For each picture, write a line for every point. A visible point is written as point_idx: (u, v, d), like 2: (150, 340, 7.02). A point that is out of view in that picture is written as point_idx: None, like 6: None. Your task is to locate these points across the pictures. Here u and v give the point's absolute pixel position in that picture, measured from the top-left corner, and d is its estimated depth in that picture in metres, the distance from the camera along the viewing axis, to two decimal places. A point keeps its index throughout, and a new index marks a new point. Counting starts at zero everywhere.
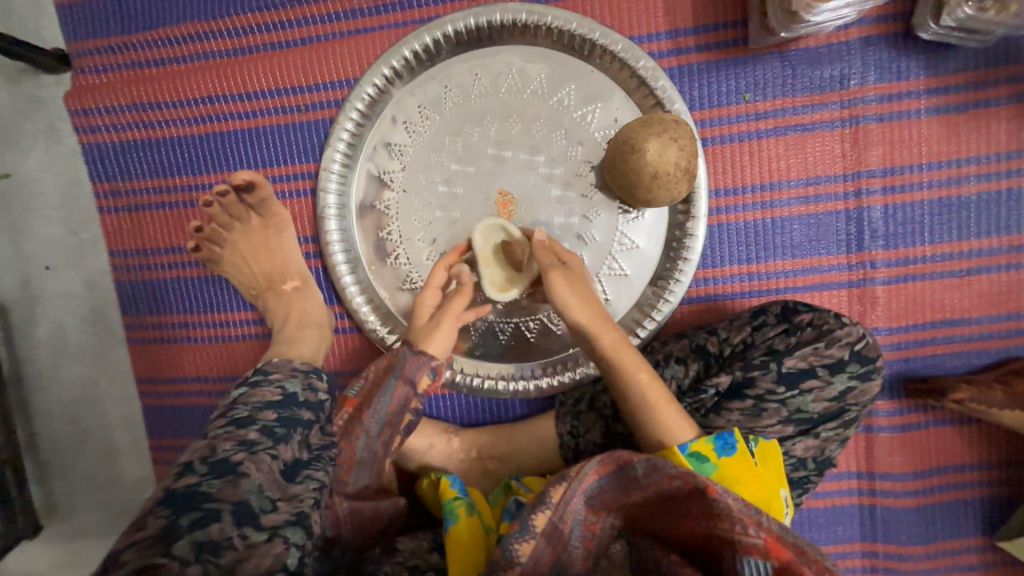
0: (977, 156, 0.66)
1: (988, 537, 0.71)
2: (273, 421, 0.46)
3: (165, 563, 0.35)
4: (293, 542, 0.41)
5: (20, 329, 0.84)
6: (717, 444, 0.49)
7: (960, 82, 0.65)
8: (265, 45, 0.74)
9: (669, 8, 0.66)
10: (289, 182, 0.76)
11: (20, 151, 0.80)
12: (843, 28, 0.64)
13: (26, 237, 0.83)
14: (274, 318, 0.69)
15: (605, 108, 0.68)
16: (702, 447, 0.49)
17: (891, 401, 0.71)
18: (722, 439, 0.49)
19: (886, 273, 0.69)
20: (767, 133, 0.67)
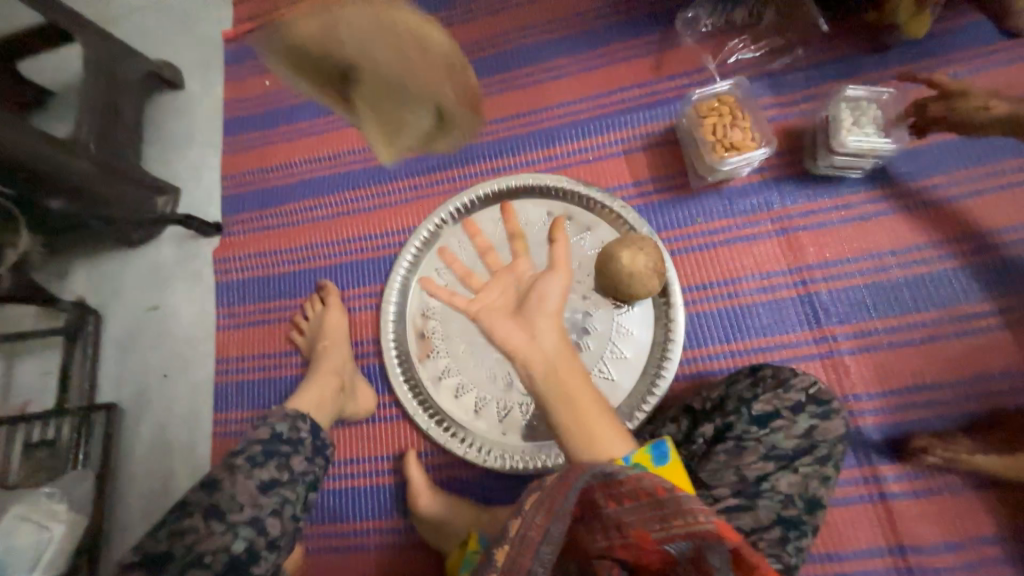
0: (894, 249, 0.84)
1: None
2: (258, 451, 0.69)
3: (159, 538, 0.61)
4: (241, 536, 0.63)
5: (129, 429, 1.03)
6: (652, 452, 0.58)
7: (859, 199, 0.86)
8: (353, 209, 1.06)
9: (632, 168, 0.96)
10: (362, 299, 1.00)
11: (172, 289, 1.11)
12: (761, 170, 0.90)
13: (156, 352, 1.07)
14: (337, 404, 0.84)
15: (594, 233, 0.93)
16: (642, 457, 0.57)
17: (895, 465, 0.75)
18: (657, 449, 0.59)
19: (849, 345, 0.81)
20: (720, 243, 0.89)
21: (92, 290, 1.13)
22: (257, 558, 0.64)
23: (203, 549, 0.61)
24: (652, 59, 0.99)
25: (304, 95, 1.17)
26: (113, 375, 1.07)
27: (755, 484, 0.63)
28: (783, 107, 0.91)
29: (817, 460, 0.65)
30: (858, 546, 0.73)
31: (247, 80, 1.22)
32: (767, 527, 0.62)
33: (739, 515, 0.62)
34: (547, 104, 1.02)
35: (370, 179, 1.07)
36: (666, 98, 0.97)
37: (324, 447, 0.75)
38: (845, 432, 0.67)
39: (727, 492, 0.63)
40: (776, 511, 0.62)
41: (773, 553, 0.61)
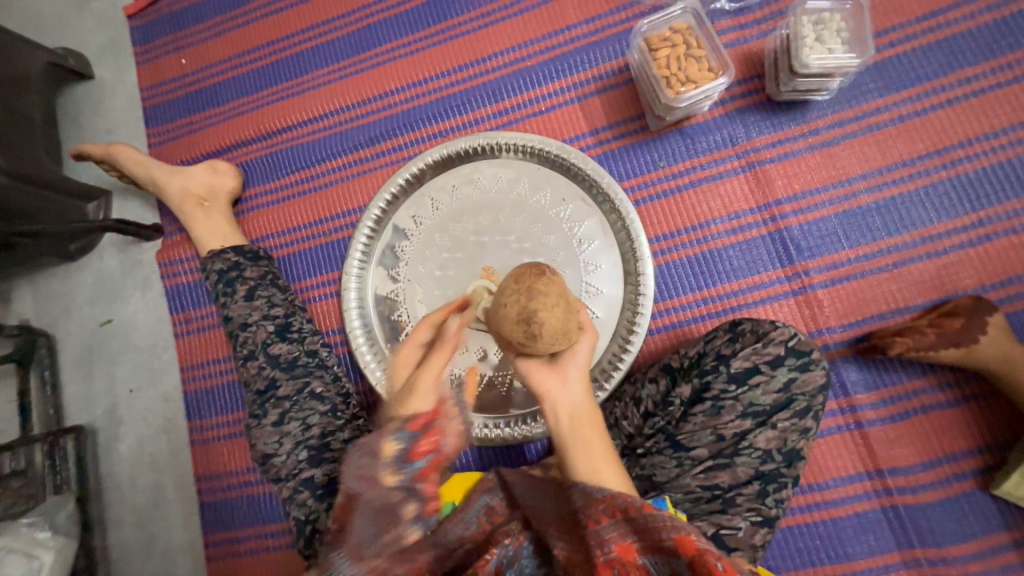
0: (863, 174, 0.80)
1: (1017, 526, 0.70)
2: (235, 280, 0.89)
3: (241, 355, 0.86)
4: (268, 316, 0.87)
5: (105, 448, 1.01)
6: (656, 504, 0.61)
7: (827, 123, 0.81)
8: (300, 192, 0.99)
9: (587, 115, 0.89)
10: (322, 288, 0.96)
11: (122, 301, 1.05)
12: (722, 102, 0.84)
13: (118, 367, 1.03)
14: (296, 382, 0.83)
15: (554, 192, 0.87)
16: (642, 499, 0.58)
17: (871, 393, 0.75)
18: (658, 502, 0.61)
19: (821, 278, 0.79)
20: (686, 187, 0.84)
21: (39, 312, 1.07)
22: (291, 326, 0.87)
23: (256, 343, 0.85)
24: None
25: (225, 71, 1.06)
26: (78, 396, 1.03)
27: (734, 443, 0.65)
28: (741, 29, 0.84)
29: (795, 414, 0.64)
30: (837, 474, 0.74)
31: (161, 61, 1.10)
32: (746, 483, 0.63)
33: (717, 474, 0.64)
34: (491, 52, 0.93)
35: (312, 157, 0.99)
36: (617, 33, 0.89)
37: (261, 254, 0.93)
38: (826, 381, 0.67)
39: (705, 452, 0.65)
40: (753, 468, 0.63)
41: (750, 508, 0.62)
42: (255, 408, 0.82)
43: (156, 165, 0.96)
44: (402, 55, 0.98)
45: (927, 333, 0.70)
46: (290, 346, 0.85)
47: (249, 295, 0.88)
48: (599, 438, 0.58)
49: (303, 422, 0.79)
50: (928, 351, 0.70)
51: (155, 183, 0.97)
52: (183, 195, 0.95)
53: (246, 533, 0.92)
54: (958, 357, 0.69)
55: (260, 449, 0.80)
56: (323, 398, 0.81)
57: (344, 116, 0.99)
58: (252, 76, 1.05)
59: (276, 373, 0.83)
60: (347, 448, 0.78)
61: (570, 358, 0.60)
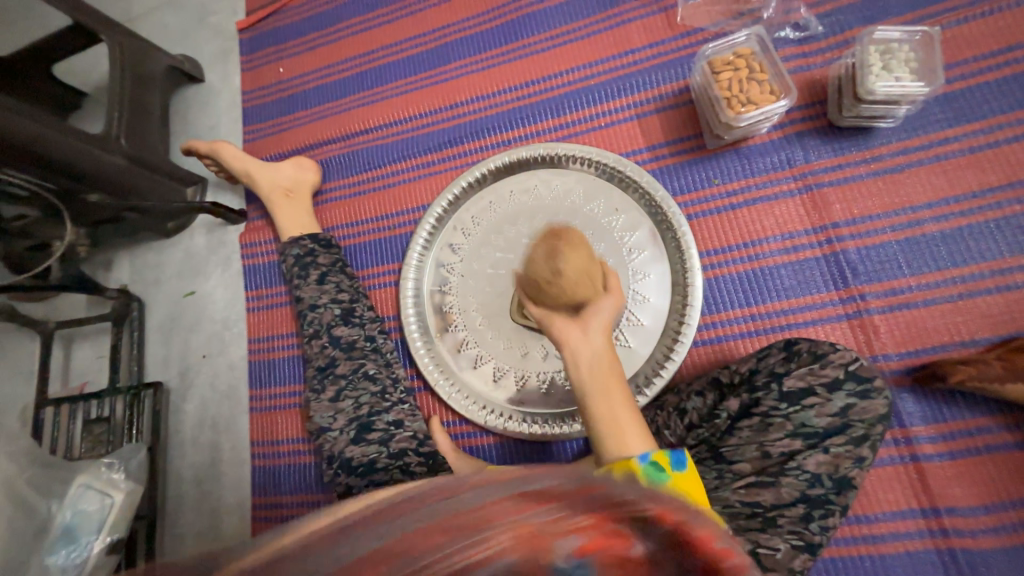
0: (928, 203, 0.79)
1: None
2: (310, 266, 0.98)
3: (308, 333, 0.93)
4: (336, 301, 0.94)
5: (175, 406, 1.11)
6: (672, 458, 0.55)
7: (891, 150, 0.81)
8: (371, 189, 1.08)
9: (645, 132, 0.93)
10: (381, 277, 1.03)
11: (205, 275, 1.17)
12: (782, 125, 0.86)
13: (195, 334, 1.14)
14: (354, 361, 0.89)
15: (608, 202, 0.91)
16: (658, 457, 0.55)
17: (929, 426, 0.72)
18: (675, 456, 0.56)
19: (877, 304, 0.78)
20: (741, 205, 0.86)
21: (134, 280, 1.20)
22: (354, 312, 0.94)
23: (323, 324, 0.92)
24: (664, 17, 0.95)
25: (316, 80, 1.19)
26: (157, 357, 1.15)
27: (781, 462, 0.64)
28: (805, 57, 0.87)
29: (850, 440, 0.63)
30: (887, 508, 0.71)
31: (262, 69, 1.25)
32: (789, 505, 0.61)
33: (760, 492, 0.62)
34: (556, 70, 1.00)
35: (385, 158, 1.09)
36: (680, 57, 0.94)
37: (334, 244, 1.02)
38: (887, 412, 0.65)
39: (749, 468, 0.64)
40: (800, 491, 0.62)
41: (793, 531, 0.60)
42: (314, 383, 0.89)
43: (250, 160, 1.08)
44: (475, 70, 1.06)
45: (990, 364, 0.68)
46: (353, 330, 0.92)
47: (322, 280, 0.96)
48: (618, 388, 0.61)
49: (355, 401, 0.86)
50: (989, 384, 0.68)
51: (248, 172, 1.08)
52: (270, 184, 1.06)
53: (290, 499, 0.98)
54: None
55: (315, 423, 0.86)
56: (375, 379, 0.88)
57: (417, 123, 1.08)
58: (339, 84, 1.17)
59: (337, 354, 0.90)
60: (390, 429, 0.83)
61: (594, 313, 0.64)
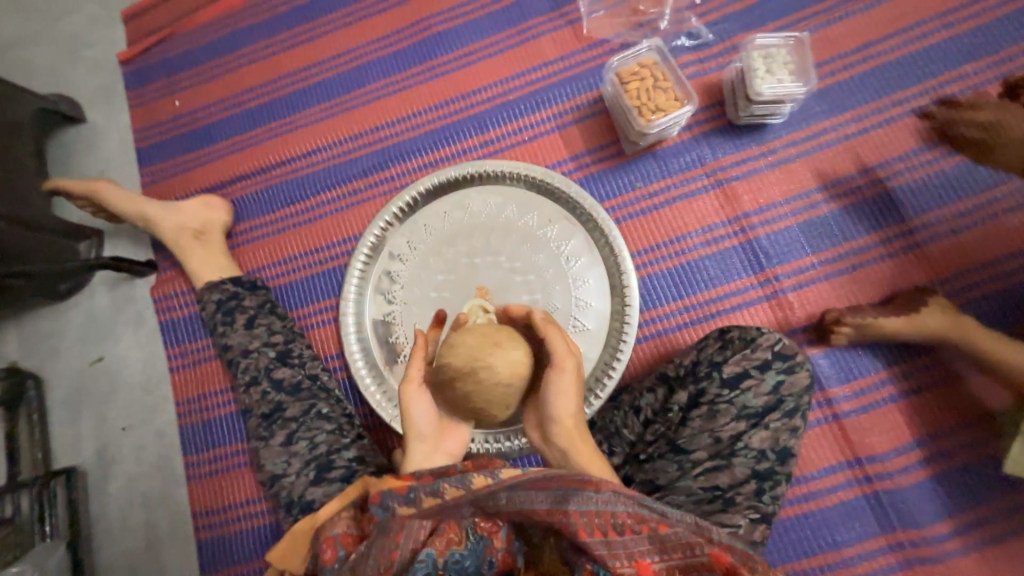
0: (819, 187, 0.88)
1: (986, 503, 0.76)
2: (236, 307, 0.91)
3: (242, 380, 0.87)
4: (269, 342, 0.88)
5: (95, 489, 0.98)
6: None
7: (784, 142, 0.90)
8: (296, 223, 1.03)
9: (568, 142, 0.96)
10: (319, 315, 0.98)
11: (114, 338, 1.05)
12: (690, 127, 0.92)
13: (110, 405, 1.02)
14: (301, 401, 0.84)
15: (540, 213, 0.93)
16: None
17: (844, 386, 0.81)
18: None
19: (789, 283, 0.86)
20: (663, 205, 0.91)
21: (26, 353, 1.05)
22: (292, 352, 0.89)
23: (258, 369, 0.86)
24: (571, 30, 0.99)
25: (220, 111, 1.11)
26: (67, 437, 1.01)
27: (730, 444, 0.68)
28: (701, 63, 0.94)
29: (786, 414, 0.69)
30: (820, 466, 0.79)
31: (155, 103, 1.14)
32: (743, 482, 0.66)
33: (717, 475, 0.67)
34: (474, 86, 1.01)
35: (307, 190, 1.03)
36: (590, 68, 0.97)
37: (259, 284, 0.95)
38: (811, 383, 0.72)
39: (703, 455, 0.68)
40: (750, 467, 0.67)
41: (750, 506, 0.65)
42: (260, 430, 0.83)
43: (150, 205, 0.98)
44: (391, 92, 1.04)
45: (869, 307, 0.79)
46: (294, 370, 0.87)
47: (250, 324, 0.90)
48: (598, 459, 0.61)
49: (310, 442, 0.81)
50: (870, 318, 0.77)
51: (149, 218, 0.98)
52: (178, 229, 0.98)
53: (247, 567, 0.91)
54: (902, 326, 0.76)
55: (268, 471, 0.80)
56: (329, 418, 0.83)
57: (338, 150, 1.04)
58: (247, 115, 1.09)
59: (278, 396, 0.84)
60: (354, 464, 0.79)
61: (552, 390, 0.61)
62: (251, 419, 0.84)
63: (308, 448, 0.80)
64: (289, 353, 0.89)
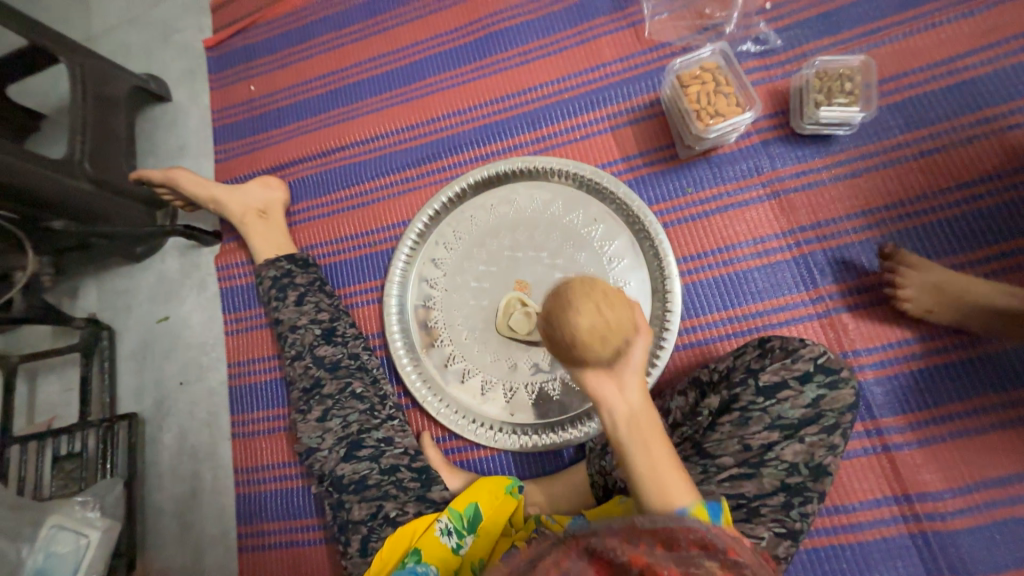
0: (886, 205, 0.84)
1: None
2: (284, 282, 0.96)
3: (289, 354, 0.92)
4: (312, 316, 0.92)
5: (151, 437, 1.07)
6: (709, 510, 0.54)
7: (850, 157, 0.86)
8: (350, 206, 1.08)
9: (620, 144, 0.95)
10: (364, 295, 1.03)
11: (179, 300, 1.13)
12: (749, 134, 0.89)
13: (170, 362, 1.10)
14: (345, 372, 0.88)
15: (586, 212, 0.93)
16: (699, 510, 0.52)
17: (899, 416, 0.76)
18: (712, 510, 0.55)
19: (844, 303, 0.82)
20: (713, 212, 0.89)
21: (102, 307, 1.16)
22: (335, 329, 0.92)
23: (302, 344, 0.91)
24: (632, 31, 0.98)
25: (289, 96, 1.18)
26: (130, 387, 1.10)
27: (760, 453, 0.66)
28: (766, 70, 0.91)
29: (825, 430, 0.66)
30: (864, 498, 0.75)
31: (232, 86, 1.23)
32: (770, 494, 0.64)
33: (743, 483, 0.64)
34: (530, 84, 1.02)
35: (363, 175, 1.08)
36: (649, 70, 0.97)
37: (309, 260, 1.00)
38: (855, 401, 0.69)
39: (731, 462, 0.66)
40: (779, 479, 0.65)
41: (775, 519, 0.63)
42: (300, 404, 0.87)
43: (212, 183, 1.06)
44: (450, 85, 1.07)
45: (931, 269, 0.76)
46: (334, 347, 0.90)
47: (300, 300, 0.94)
48: (658, 440, 0.56)
49: (343, 420, 0.84)
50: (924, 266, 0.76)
51: (216, 192, 1.06)
52: (242, 204, 1.05)
53: (277, 526, 0.96)
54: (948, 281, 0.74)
55: (303, 444, 0.84)
56: (363, 397, 0.86)
57: (394, 139, 1.08)
58: (313, 101, 1.16)
59: (318, 372, 0.88)
60: (382, 445, 0.82)
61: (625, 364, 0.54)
62: (294, 391, 0.89)
63: (342, 425, 0.83)
64: (332, 330, 0.93)
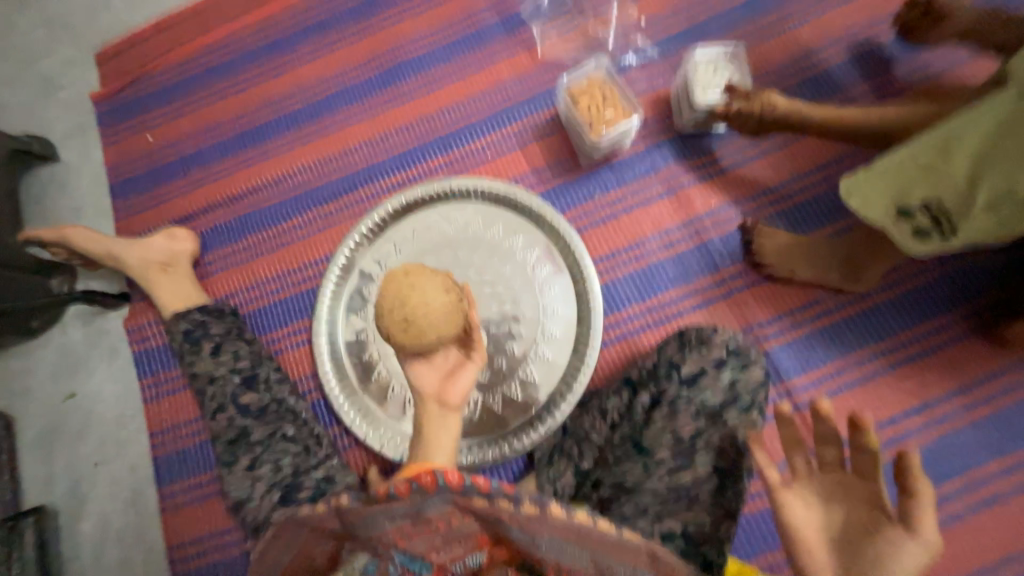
0: (766, 189, 0.93)
1: (943, 482, 0.79)
2: (200, 336, 0.91)
3: (208, 407, 0.86)
4: (233, 364, 0.89)
5: (67, 529, 0.97)
6: None
7: (732, 149, 0.95)
8: (269, 248, 1.04)
9: (529, 159, 1.00)
10: (293, 338, 0.99)
11: (86, 372, 1.04)
12: (642, 138, 0.97)
13: (81, 441, 1.01)
14: (278, 420, 0.85)
15: (504, 226, 0.96)
16: None
17: (804, 377, 0.84)
18: None
19: (746, 281, 0.89)
20: (620, 212, 0.95)
21: None
22: (260, 375, 0.89)
23: (222, 396, 0.86)
24: (526, 53, 1.04)
25: (192, 144, 1.14)
26: (37, 477, 1.00)
27: (691, 443, 0.71)
28: (650, 79, 0.99)
29: (742, 410, 0.72)
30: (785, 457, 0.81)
31: (127, 139, 1.17)
32: (705, 478, 0.69)
33: (680, 474, 0.70)
34: (437, 110, 1.05)
35: (279, 216, 1.06)
36: (546, 88, 1.03)
37: (225, 309, 0.96)
38: (766, 377, 0.75)
39: (667, 454, 0.71)
40: (712, 464, 0.69)
41: (712, 501, 0.68)
42: (225, 457, 0.82)
43: (110, 239, 1.00)
44: (358, 118, 1.08)
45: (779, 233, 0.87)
46: (257, 393, 0.87)
47: (216, 351, 0.90)
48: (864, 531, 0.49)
49: (276, 465, 0.80)
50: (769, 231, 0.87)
51: (116, 251, 0.99)
52: (148, 260, 0.99)
53: None
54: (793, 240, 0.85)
55: (233, 497, 0.79)
56: (295, 440, 0.83)
57: (308, 176, 1.07)
58: (218, 147, 1.12)
59: (241, 420, 0.84)
60: (322, 484, 0.78)
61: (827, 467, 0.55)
62: (219, 447, 0.84)
63: (273, 471, 0.79)
64: (255, 375, 0.89)
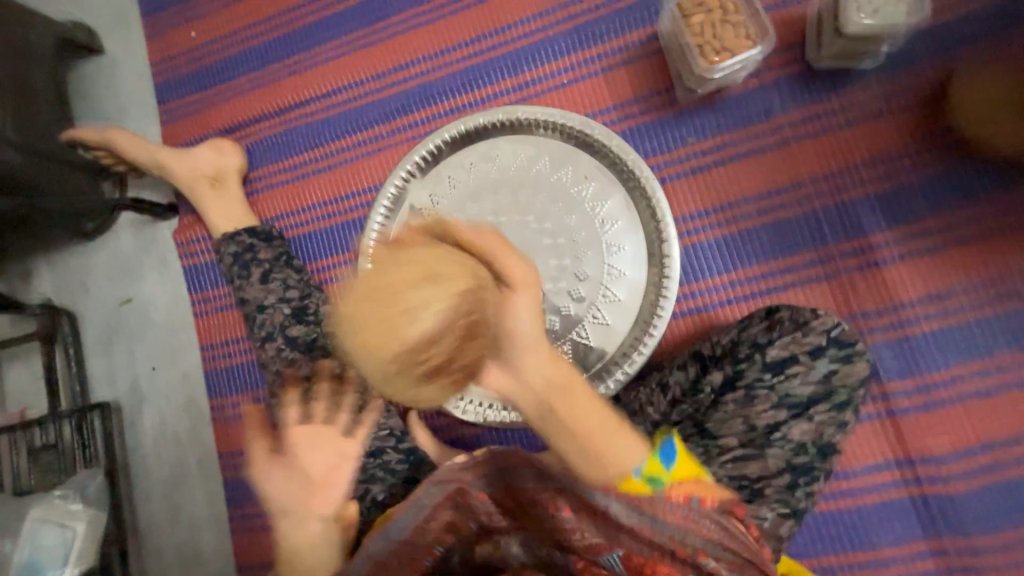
0: (906, 151, 0.75)
1: None
2: (251, 261, 0.88)
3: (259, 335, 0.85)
4: (284, 294, 0.86)
5: (129, 424, 1.03)
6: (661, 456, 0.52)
7: (871, 95, 0.76)
8: (316, 170, 0.97)
9: (612, 88, 0.84)
10: (337, 269, 0.95)
11: (140, 280, 1.05)
12: (758, 73, 0.79)
13: (138, 346, 1.04)
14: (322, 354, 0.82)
15: (576, 168, 0.83)
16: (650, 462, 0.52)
17: (907, 380, 0.73)
18: (664, 449, 0.53)
19: (857, 262, 0.76)
20: (715, 164, 0.80)
21: (59, 290, 1.07)
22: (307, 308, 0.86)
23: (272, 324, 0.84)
24: None
25: (235, 43, 1.03)
26: (101, 373, 1.05)
27: (766, 434, 0.62)
28: None
29: (835, 407, 0.62)
30: (865, 463, 0.73)
31: (170, 33, 1.07)
32: (776, 475, 0.61)
33: (746, 464, 0.62)
34: (508, 19, 0.89)
35: (326, 134, 0.97)
36: None
37: (272, 234, 0.91)
38: (868, 374, 0.64)
39: (735, 442, 0.63)
40: (785, 460, 0.61)
41: (779, 499, 0.60)
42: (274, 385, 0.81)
43: (157, 145, 0.95)
44: (416, 24, 0.93)
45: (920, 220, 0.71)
46: (304, 326, 0.84)
47: (265, 277, 0.87)
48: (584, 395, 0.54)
49: None
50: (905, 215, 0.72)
51: (161, 159, 0.94)
52: (193, 172, 0.94)
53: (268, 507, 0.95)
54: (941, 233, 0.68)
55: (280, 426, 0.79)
56: None
57: (358, 91, 0.96)
58: (264, 48, 1.01)
59: (291, 352, 0.82)
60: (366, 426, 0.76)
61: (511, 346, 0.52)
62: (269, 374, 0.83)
63: None
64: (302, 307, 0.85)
